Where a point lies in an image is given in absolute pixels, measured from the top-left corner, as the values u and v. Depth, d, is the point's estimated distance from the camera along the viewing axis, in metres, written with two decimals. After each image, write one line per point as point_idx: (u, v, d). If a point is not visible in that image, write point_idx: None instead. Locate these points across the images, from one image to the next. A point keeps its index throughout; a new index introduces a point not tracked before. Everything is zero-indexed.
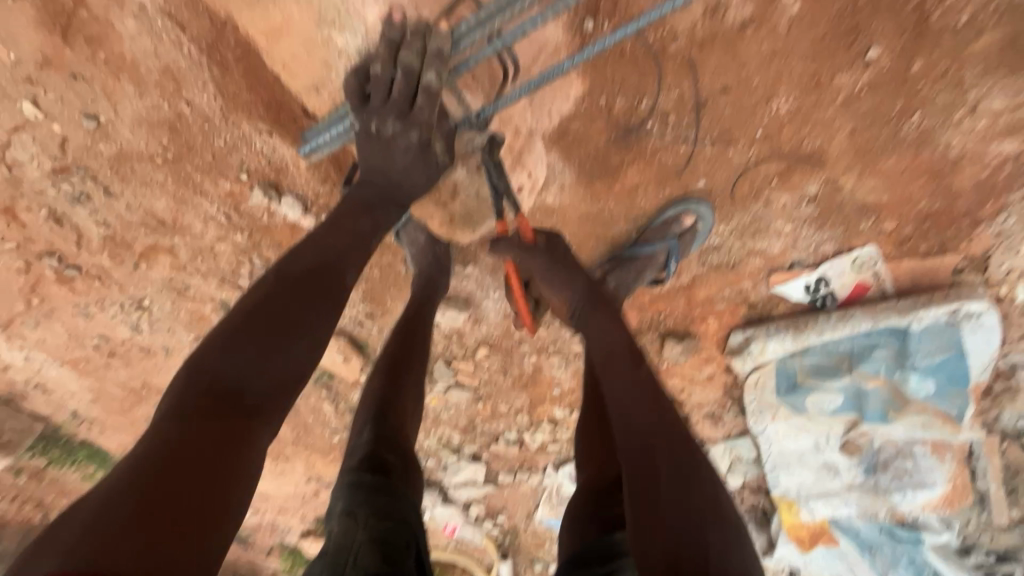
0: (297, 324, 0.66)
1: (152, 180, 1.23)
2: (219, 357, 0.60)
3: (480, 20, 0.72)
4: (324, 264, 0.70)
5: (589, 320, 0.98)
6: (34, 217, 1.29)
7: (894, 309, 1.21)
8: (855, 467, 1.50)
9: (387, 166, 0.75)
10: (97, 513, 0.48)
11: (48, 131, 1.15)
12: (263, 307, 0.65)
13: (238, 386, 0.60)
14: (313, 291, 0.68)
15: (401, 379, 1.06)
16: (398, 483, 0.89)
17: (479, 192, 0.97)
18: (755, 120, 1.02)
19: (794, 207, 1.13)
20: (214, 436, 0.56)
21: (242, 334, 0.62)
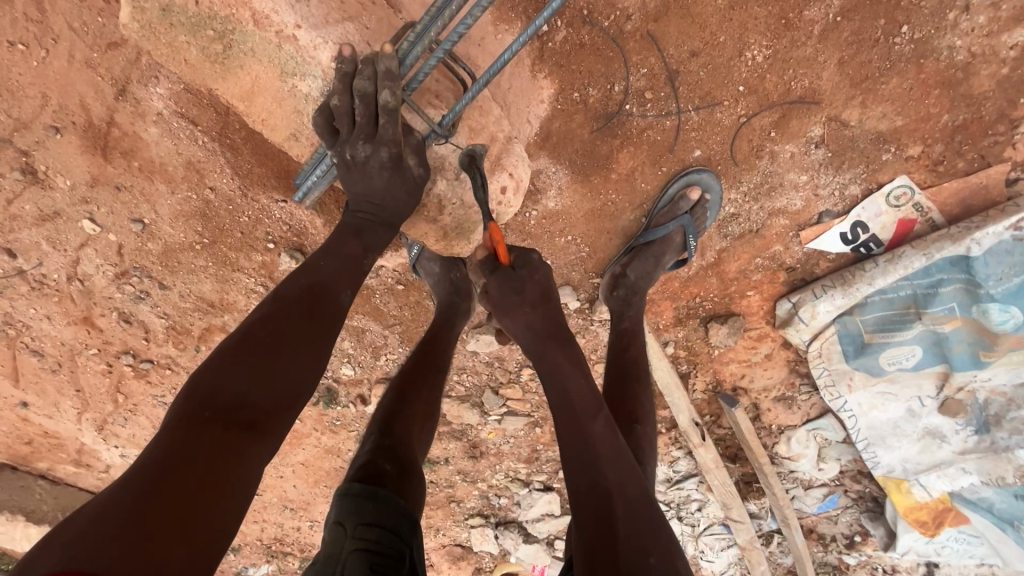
0: (294, 340, 0.71)
1: (196, 266, 1.36)
2: (217, 374, 0.66)
3: (419, 34, 0.74)
4: (317, 284, 0.77)
5: (545, 355, 0.85)
6: (108, 321, 1.46)
7: (947, 237, 1.10)
8: (964, 427, 1.34)
9: (369, 189, 0.80)
10: (96, 513, 0.52)
11: (106, 242, 1.32)
12: (260, 325, 0.71)
13: (237, 399, 0.65)
14: (311, 309, 0.74)
15: (410, 393, 1.08)
16: (389, 491, 0.87)
17: (464, 199, 0.93)
18: (733, 76, 1.00)
19: (803, 154, 1.08)
20: (214, 448, 0.60)
21: (240, 352, 0.68)
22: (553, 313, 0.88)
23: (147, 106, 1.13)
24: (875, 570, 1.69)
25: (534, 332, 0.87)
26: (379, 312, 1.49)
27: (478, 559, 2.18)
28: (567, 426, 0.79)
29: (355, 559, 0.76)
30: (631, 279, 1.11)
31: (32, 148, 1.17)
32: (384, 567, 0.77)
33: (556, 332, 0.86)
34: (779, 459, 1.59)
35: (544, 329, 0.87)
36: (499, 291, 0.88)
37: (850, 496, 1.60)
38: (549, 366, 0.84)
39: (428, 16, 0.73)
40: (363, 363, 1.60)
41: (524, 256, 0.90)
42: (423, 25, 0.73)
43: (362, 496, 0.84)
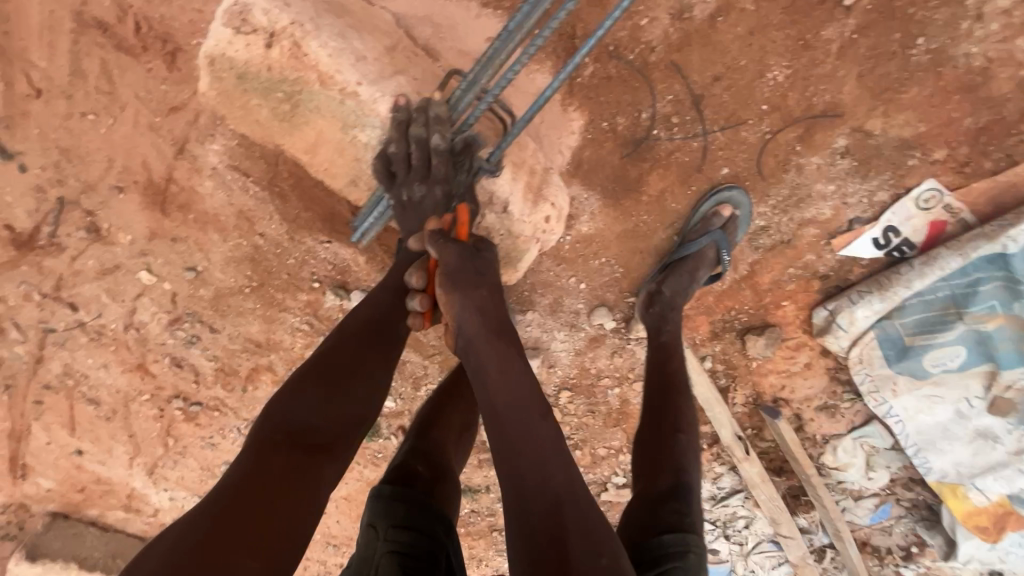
0: (357, 367, 0.76)
1: (244, 308, 1.42)
2: (289, 401, 0.71)
3: (469, 83, 0.81)
4: (379, 315, 0.82)
5: (484, 348, 0.73)
6: (161, 367, 1.53)
7: (982, 236, 1.11)
8: (1017, 426, 1.33)
9: (423, 224, 0.85)
10: (181, 531, 0.57)
11: (161, 291, 1.40)
12: (326, 357, 0.76)
13: (306, 424, 0.69)
14: (371, 336, 0.79)
15: (447, 403, 1.09)
16: (422, 493, 0.89)
17: (511, 230, 1.01)
18: (756, 95, 1.04)
19: (829, 164, 1.11)
20: (284, 468, 0.64)
21: (309, 379, 0.73)
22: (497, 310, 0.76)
23: (203, 161, 1.22)
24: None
25: (477, 315, 0.75)
26: (419, 343, 1.54)
27: None
28: (512, 428, 0.67)
29: (388, 561, 0.80)
30: (666, 296, 1.14)
31: (97, 208, 1.26)
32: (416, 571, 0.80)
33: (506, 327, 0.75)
34: (826, 471, 1.57)
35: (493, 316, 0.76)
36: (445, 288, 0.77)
37: (902, 504, 1.57)
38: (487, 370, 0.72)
39: (479, 64, 0.79)
40: (404, 395, 1.63)
41: (487, 244, 0.83)
42: (474, 74, 0.80)
43: (391, 495, 0.87)
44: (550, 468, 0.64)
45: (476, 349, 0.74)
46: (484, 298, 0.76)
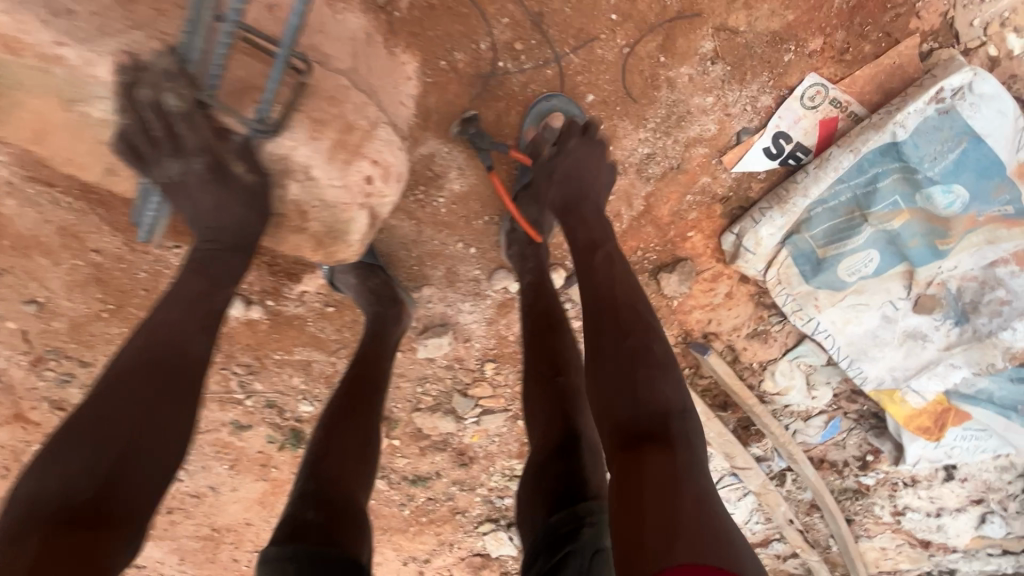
0: (135, 415, 0.64)
1: (110, 335, 1.27)
2: (44, 478, 0.59)
3: (194, 21, 0.66)
4: (160, 342, 0.68)
5: (566, 206, 0.98)
6: (41, 414, 1.38)
7: (872, 127, 1.02)
8: (943, 321, 1.29)
9: (197, 208, 0.75)
10: None
11: (8, 330, 1.24)
12: (91, 409, 0.63)
13: (66, 499, 0.59)
14: (152, 373, 0.66)
15: (335, 428, 0.99)
16: (313, 544, 0.83)
17: (325, 198, 0.87)
18: (601, 5, 0.94)
19: (701, 74, 1.01)
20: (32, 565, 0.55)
21: (68, 443, 0.61)
22: (578, 185, 0.97)
23: None
24: (895, 486, 1.62)
25: (565, 177, 0.97)
26: (319, 340, 1.40)
27: (500, 563, 2.11)
28: (579, 257, 0.92)
29: None
30: (517, 234, 1.08)
31: None
32: None
33: (574, 188, 0.97)
34: (769, 398, 1.52)
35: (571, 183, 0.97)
36: (564, 162, 0.97)
37: (851, 417, 1.52)
38: (598, 227, 0.94)
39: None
40: (320, 396, 1.52)
41: (573, 131, 0.96)
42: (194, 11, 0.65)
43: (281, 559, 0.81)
44: (602, 280, 0.88)
45: (568, 189, 0.98)
46: (570, 178, 0.97)
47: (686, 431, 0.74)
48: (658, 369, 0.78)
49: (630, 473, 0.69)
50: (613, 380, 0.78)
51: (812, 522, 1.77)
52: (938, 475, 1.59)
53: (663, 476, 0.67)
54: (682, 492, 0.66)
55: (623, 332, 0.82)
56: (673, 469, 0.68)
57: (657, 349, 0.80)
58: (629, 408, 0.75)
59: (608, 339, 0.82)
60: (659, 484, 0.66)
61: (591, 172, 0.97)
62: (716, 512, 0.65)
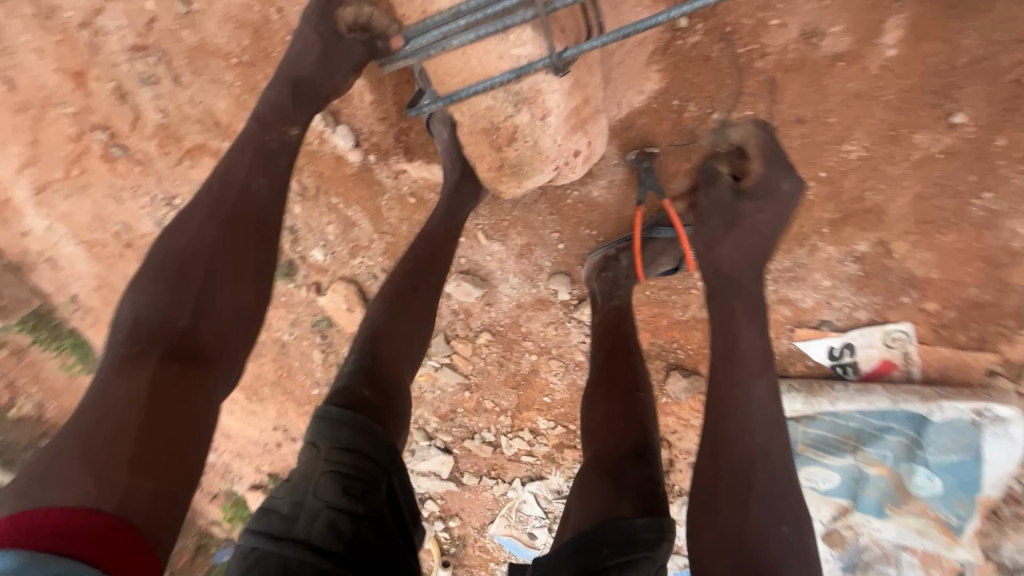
0: (214, 252, 0.76)
1: (223, 79, 1.31)
2: (137, 306, 0.70)
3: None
4: (235, 189, 0.80)
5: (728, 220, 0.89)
6: (99, 88, 1.36)
7: (917, 393, 1.14)
8: (835, 561, 1.37)
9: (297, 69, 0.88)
10: (86, 438, 0.59)
11: (141, 8, 1.26)
12: (167, 252, 0.74)
13: (161, 319, 0.70)
14: (235, 217, 0.79)
15: (397, 312, 1.06)
16: (368, 418, 0.88)
17: (539, 142, 0.85)
18: (822, 159, 0.98)
19: (838, 262, 1.10)
20: (176, 372, 0.67)
21: (157, 276, 0.72)
22: (766, 241, 0.88)
23: None
24: None
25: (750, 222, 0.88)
26: (378, 214, 1.42)
27: None
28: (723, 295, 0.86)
29: (328, 480, 0.79)
30: (623, 265, 1.19)
31: None
32: (358, 490, 0.79)
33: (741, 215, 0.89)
34: None
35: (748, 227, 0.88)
36: (718, 200, 0.92)
37: None
38: (750, 296, 0.85)
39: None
40: (337, 254, 1.50)
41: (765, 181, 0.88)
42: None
43: (339, 420, 0.85)
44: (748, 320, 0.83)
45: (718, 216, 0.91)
46: (752, 238, 0.88)
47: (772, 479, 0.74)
48: (770, 444, 0.76)
49: (715, 511, 0.74)
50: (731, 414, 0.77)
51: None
52: None
53: (750, 552, 0.70)
54: (787, 566, 0.70)
55: (746, 387, 0.78)
56: (775, 549, 0.71)
57: (757, 407, 0.77)
58: (744, 453, 0.75)
59: (722, 397, 0.79)
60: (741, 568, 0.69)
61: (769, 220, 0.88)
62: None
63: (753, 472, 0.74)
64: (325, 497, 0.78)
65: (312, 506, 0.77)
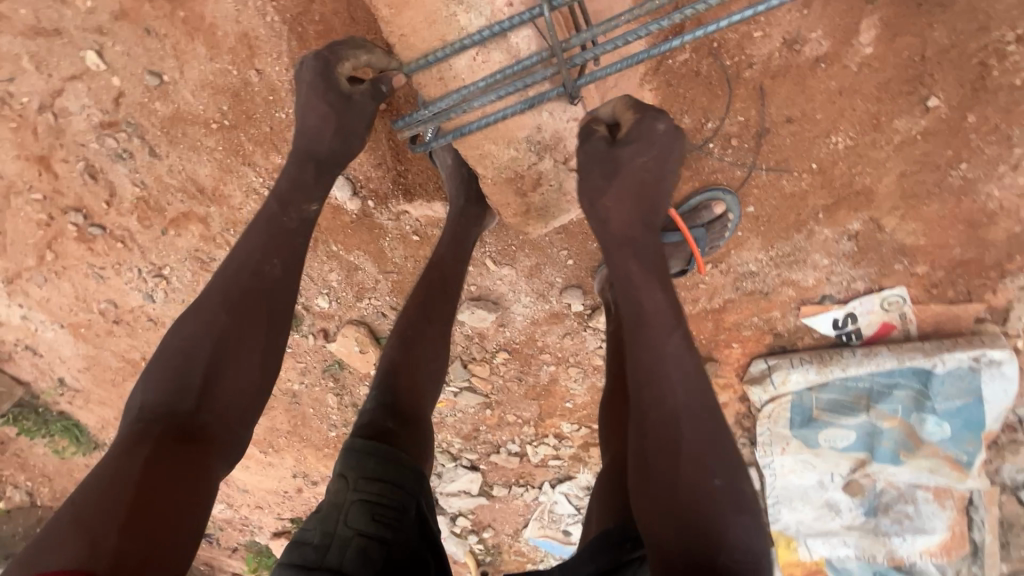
0: (222, 333, 0.75)
1: (202, 145, 1.23)
2: (142, 394, 0.71)
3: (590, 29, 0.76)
4: (244, 267, 0.79)
5: (614, 175, 0.75)
6: (68, 169, 1.30)
7: (920, 350, 1.24)
8: (856, 507, 1.49)
9: (310, 128, 0.83)
10: (65, 528, 0.57)
11: (105, 83, 1.17)
12: (176, 339, 0.74)
13: (166, 408, 0.70)
14: (241, 296, 0.77)
15: (413, 342, 1.04)
16: (391, 446, 0.86)
17: (562, 185, 1.00)
18: (812, 152, 1.06)
19: (834, 241, 1.17)
20: (176, 459, 0.66)
21: (168, 361, 0.73)
22: (655, 184, 0.76)
23: None
24: None
25: (646, 166, 0.75)
26: (382, 255, 1.41)
27: None
28: (613, 248, 0.77)
29: (358, 509, 0.77)
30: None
31: None
32: (386, 516, 0.78)
33: (631, 170, 0.75)
34: None
35: (645, 182, 0.75)
36: (601, 155, 0.75)
37: None
38: (647, 252, 0.76)
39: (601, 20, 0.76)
40: (342, 300, 1.49)
41: (649, 118, 0.74)
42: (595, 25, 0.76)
43: (364, 449, 0.84)
44: (643, 267, 0.75)
45: (603, 174, 0.75)
46: (639, 188, 0.75)
47: (695, 425, 0.70)
48: (693, 390, 0.71)
49: (656, 488, 0.68)
50: (644, 372, 0.72)
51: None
52: None
53: (693, 520, 0.65)
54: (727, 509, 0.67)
55: (661, 339, 0.72)
56: (721, 509, 0.66)
57: (663, 355, 0.72)
58: (666, 416, 0.70)
59: (638, 352, 0.73)
60: (687, 541, 0.65)
61: (659, 165, 0.75)
62: (749, 548, 0.66)
63: (670, 417, 0.70)
64: (357, 525, 0.76)
65: (341, 535, 0.75)
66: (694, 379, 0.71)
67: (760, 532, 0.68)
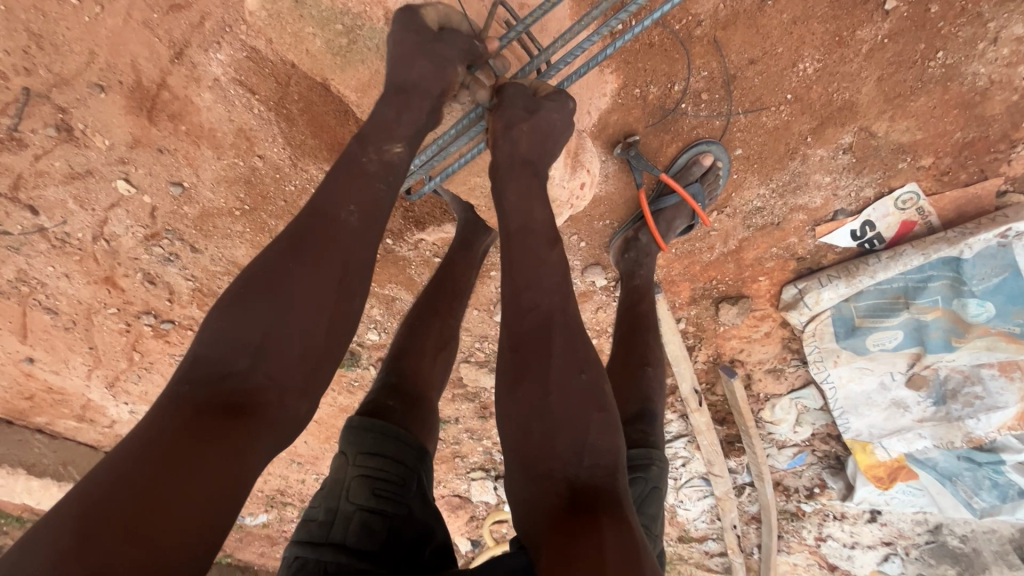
0: (285, 290, 0.64)
1: (232, 231, 1.36)
2: (200, 341, 0.62)
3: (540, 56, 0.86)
4: (315, 214, 0.69)
5: (533, 112, 0.83)
6: (131, 281, 1.47)
7: (944, 240, 1.23)
8: (925, 399, 1.49)
9: (404, 74, 0.80)
10: (85, 505, 0.50)
11: (138, 203, 1.32)
12: (245, 280, 0.65)
13: (221, 368, 0.60)
14: (305, 250, 0.67)
15: (420, 327, 1.03)
16: (392, 423, 0.86)
17: None
18: (784, 84, 1.12)
19: (831, 158, 1.19)
20: (215, 433, 0.57)
21: (231, 308, 0.63)
22: (548, 135, 0.85)
23: (203, 71, 1.12)
24: (825, 516, 1.87)
25: (557, 123, 0.85)
26: (413, 283, 1.52)
27: (474, 508, 2.25)
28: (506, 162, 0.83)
29: (357, 484, 0.79)
30: (642, 242, 1.22)
31: (71, 106, 1.15)
32: (385, 490, 0.79)
33: (543, 116, 0.83)
34: (760, 422, 1.72)
35: (546, 134, 0.84)
36: (520, 117, 0.83)
37: (816, 454, 1.75)
38: (525, 179, 0.82)
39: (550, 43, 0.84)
40: (389, 329, 1.62)
41: (561, 97, 0.85)
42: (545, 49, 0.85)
43: (361, 426, 0.83)
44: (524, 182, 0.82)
45: (516, 105, 0.84)
46: (544, 135, 0.84)
47: (569, 330, 0.72)
48: (563, 296, 0.74)
49: (527, 384, 0.69)
50: (520, 270, 0.75)
51: (747, 531, 2.00)
52: (862, 516, 1.86)
53: (559, 415, 0.67)
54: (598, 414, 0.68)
55: (533, 245, 0.77)
56: (584, 407, 0.68)
57: (537, 258, 0.76)
58: (541, 317, 0.72)
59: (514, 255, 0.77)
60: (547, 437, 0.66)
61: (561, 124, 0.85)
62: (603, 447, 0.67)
63: (543, 316, 0.72)
64: (358, 500, 0.77)
65: (343, 511, 0.76)
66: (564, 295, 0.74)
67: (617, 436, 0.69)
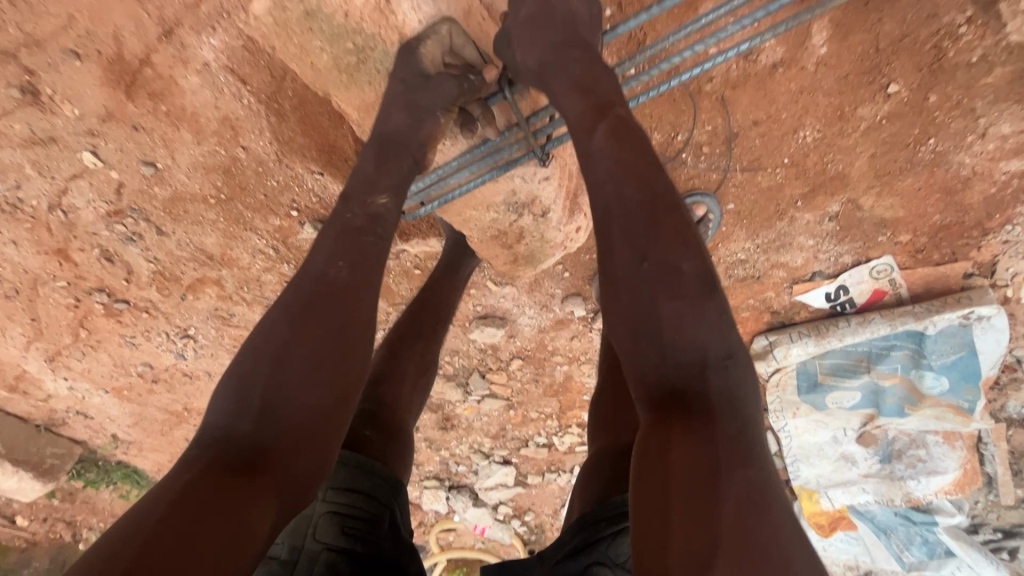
0: (287, 346, 0.63)
1: (204, 218, 1.29)
2: (209, 409, 0.61)
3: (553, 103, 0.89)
4: (317, 273, 0.70)
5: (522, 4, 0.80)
6: (86, 256, 1.37)
7: (911, 314, 1.28)
8: (872, 456, 1.52)
9: (386, 123, 0.86)
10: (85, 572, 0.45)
11: (104, 178, 1.23)
12: (250, 346, 0.64)
13: (225, 430, 0.58)
14: (307, 307, 0.66)
15: (402, 351, 1.02)
16: (366, 456, 0.83)
17: (542, 235, 1.17)
18: (782, 148, 1.14)
19: (817, 223, 1.22)
20: (224, 488, 0.53)
21: (234, 372, 0.63)
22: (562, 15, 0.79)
23: (192, 53, 1.05)
24: None
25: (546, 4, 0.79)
26: (390, 291, 1.48)
27: (422, 514, 2.21)
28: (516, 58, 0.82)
29: (327, 522, 0.75)
30: None
31: (40, 69, 1.06)
32: (356, 530, 0.76)
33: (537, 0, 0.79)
34: None
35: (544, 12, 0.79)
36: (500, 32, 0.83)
37: None
38: (567, 66, 0.76)
39: None
40: None
41: None
42: None
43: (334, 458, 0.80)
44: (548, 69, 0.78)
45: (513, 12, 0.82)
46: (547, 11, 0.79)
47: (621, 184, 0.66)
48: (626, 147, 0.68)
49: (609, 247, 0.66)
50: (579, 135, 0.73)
51: None
52: None
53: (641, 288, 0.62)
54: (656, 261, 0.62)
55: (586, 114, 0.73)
56: (654, 260, 0.62)
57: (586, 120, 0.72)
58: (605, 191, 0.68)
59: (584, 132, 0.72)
60: (640, 349, 0.61)
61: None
62: (686, 338, 0.59)
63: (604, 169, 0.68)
64: (325, 539, 0.74)
65: (309, 551, 0.72)
66: (634, 168, 0.67)
67: (710, 323, 0.60)
